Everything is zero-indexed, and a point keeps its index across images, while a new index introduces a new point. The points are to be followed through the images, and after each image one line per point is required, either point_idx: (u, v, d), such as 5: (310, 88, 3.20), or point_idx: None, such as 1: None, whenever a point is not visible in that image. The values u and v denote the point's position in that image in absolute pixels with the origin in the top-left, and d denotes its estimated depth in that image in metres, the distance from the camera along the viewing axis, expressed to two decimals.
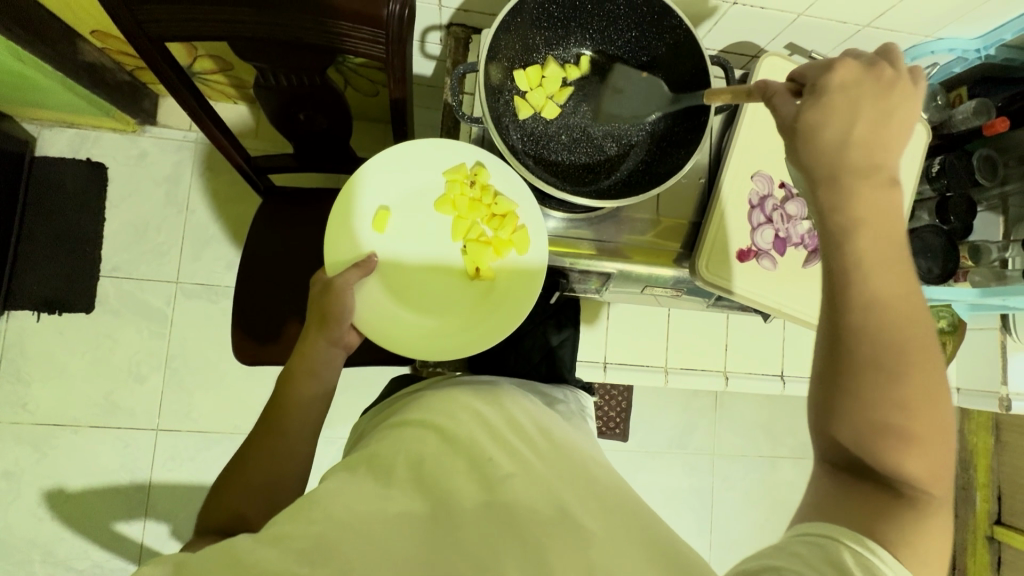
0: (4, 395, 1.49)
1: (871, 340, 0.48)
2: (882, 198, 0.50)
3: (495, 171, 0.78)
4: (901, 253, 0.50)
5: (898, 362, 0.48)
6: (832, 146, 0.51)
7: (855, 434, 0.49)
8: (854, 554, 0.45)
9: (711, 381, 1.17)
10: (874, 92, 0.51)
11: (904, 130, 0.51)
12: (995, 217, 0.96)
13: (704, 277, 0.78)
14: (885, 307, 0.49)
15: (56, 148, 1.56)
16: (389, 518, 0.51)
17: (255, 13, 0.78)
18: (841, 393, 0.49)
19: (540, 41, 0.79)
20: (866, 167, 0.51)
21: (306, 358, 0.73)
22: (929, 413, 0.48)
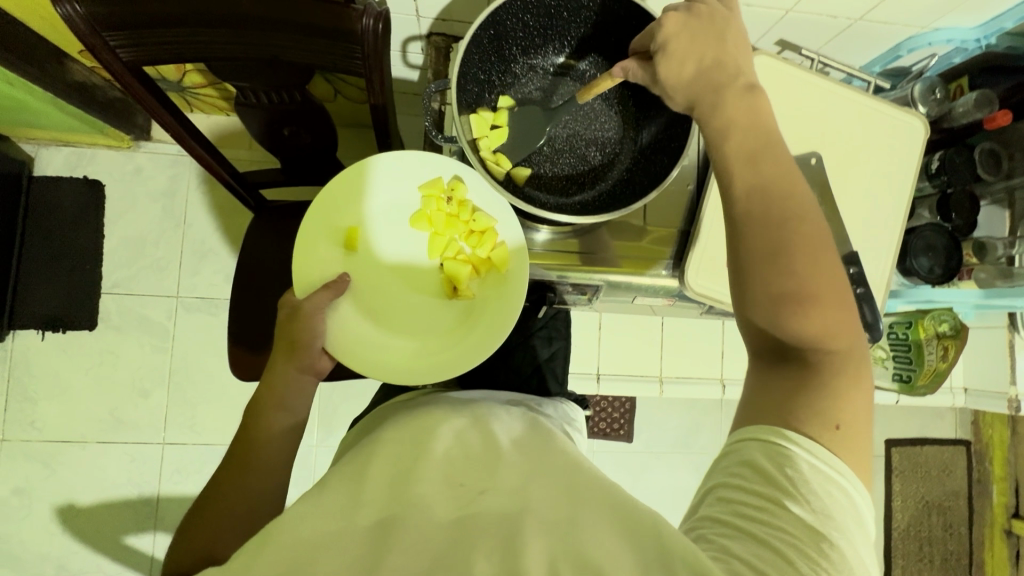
0: (14, 413, 1.52)
1: (759, 223, 0.55)
2: (744, 103, 0.58)
3: (473, 187, 0.77)
4: (772, 147, 0.58)
5: (786, 243, 0.54)
6: (688, 85, 0.60)
7: (764, 314, 0.54)
8: (768, 450, 0.51)
9: (708, 389, 1.16)
10: (703, 30, 0.59)
11: (737, 51, 0.60)
12: (1000, 212, 0.94)
13: (695, 289, 0.78)
14: (764, 192, 0.55)
15: (53, 167, 1.57)
16: (348, 534, 0.50)
17: (229, 34, 0.76)
18: (745, 277, 0.55)
19: (516, 51, 0.77)
20: (722, 83, 0.59)
21: (275, 390, 0.71)
22: (822, 279, 0.54)
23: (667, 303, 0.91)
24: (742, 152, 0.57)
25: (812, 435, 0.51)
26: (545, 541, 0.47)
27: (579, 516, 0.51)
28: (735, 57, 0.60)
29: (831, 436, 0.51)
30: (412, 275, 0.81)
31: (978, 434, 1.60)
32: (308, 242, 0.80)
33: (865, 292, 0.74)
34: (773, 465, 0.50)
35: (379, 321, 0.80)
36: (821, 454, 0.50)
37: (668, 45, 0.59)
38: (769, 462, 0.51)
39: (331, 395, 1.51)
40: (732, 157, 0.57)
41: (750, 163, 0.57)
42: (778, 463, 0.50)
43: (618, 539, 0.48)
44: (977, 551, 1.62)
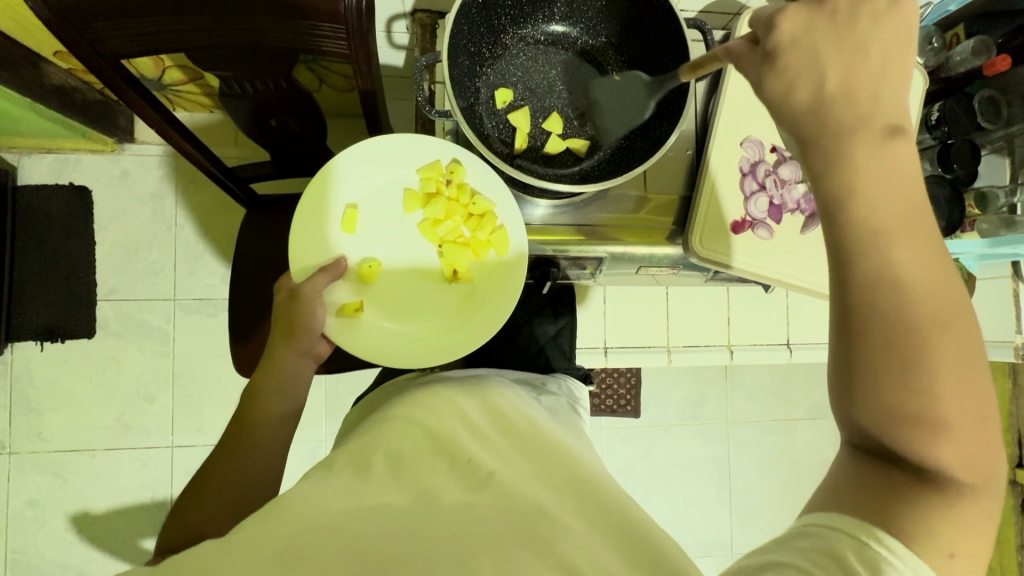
0: (19, 426, 1.51)
1: (883, 310, 0.44)
2: (882, 158, 0.45)
3: (471, 169, 0.77)
4: (915, 218, 0.45)
5: (911, 331, 0.44)
6: (806, 112, 0.47)
7: (875, 415, 0.44)
8: (859, 551, 0.43)
9: (714, 358, 1.16)
10: (830, 32, 0.47)
11: (892, 65, 0.46)
12: (1000, 159, 0.93)
13: (697, 252, 0.76)
14: (898, 277, 0.44)
15: (37, 175, 1.54)
16: (365, 511, 0.51)
17: (208, 20, 0.74)
18: (856, 373, 0.45)
19: (506, 21, 0.76)
20: (856, 120, 0.46)
21: (274, 372, 0.75)
22: (959, 394, 0.43)
23: (671, 272, 0.90)
24: (876, 224, 0.45)
25: (918, 554, 0.42)
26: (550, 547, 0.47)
27: (600, 521, 0.52)
28: (874, 80, 0.46)
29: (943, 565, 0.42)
30: (410, 259, 0.81)
31: None
32: (303, 220, 0.79)
33: None
34: (859, 568, 0.42)
35: (385, 307, 0.80)
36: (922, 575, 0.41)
37: (776, 54, 0.48)
38: (857, 567, 0.42)
39: (337, 387, 1.51)
40: (860, 229, 0.45)
41: (879, 242, 0.45)
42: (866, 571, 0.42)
43: (618, 552, 0.48)
44: None
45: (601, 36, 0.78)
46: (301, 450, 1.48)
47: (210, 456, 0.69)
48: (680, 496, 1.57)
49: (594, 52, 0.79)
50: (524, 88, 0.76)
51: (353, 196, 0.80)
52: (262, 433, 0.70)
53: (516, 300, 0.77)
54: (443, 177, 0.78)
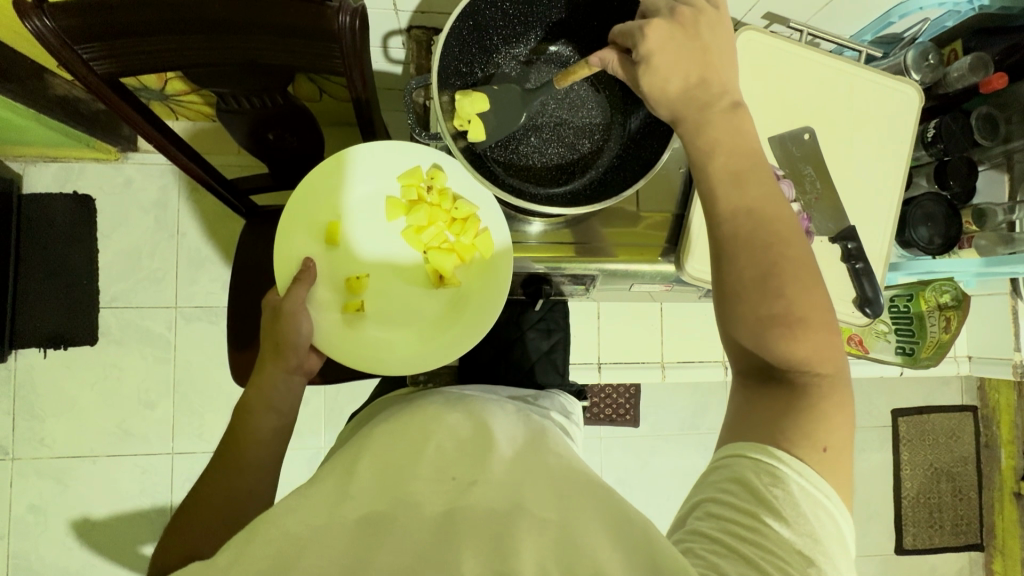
0: (22, 432, 1.53)
1: (743, 239, 0.56)
2: (729, 122, 0.58)
3: (452, 174, 0.78)
4: (757, 168, 0.58)
5: (765, 254, 0.55)
6: (676, 99, 0.59)
7: (750, 327, 0.55)
8: (757, 466, 0.51)
9: (710, 372, 1.16)
10: (686, 39, 0.58)
11: (725, 58, 0.59)
12: (999, 175, 0.93)
13: (690, 273, 0.77)
14: (750, 211, 0.57)
15: (42, 184, 1.55)
16: (345, 526, 0.50)
17: (203, 40, 0.74)
18: (731, 297, 0.56)
19: (498, 40, 0.76)
20: (709, 100, 0.58)
21: (263, 390, 0.74)
22: (807, 297, 0.55)
23: (665, 289, 0.90)
24: (728, 171, 0.58)
25: (798, 455, 0.51)
26: (535, 551, 0.47)
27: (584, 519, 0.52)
28: (719, 70, 0.59)
29: (817, 458, 0.51)
30: (398, 267, 0.81)
31: (983, 399, 1.60)
32: (289, 234, 0.80)
33: (864, 266, 0.75)
34: (761, 481, 0.50)
35: (378, 320, 0.80)
36: (804, 471, 0.51)
37: (651, 57, 0.58)
38: (758, 479, 0.50)
39: (336, 395, 1.52)
40: (719, 178, 0.58)
41: (737, 185, 0.57)
42: (766, 482, 0.50)
43: (608, 549, 0.48)
44: (987, 514, 1.64)
45: (593, 55, 0.78)
46: (298, 458, 1.49)
47: (202, 476, 0.69)
48: (680, 508, 1.57)
49: None
50: None
51: (339, 206, 0.80)
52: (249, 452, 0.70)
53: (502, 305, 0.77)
54: (422, 183, 0.79)
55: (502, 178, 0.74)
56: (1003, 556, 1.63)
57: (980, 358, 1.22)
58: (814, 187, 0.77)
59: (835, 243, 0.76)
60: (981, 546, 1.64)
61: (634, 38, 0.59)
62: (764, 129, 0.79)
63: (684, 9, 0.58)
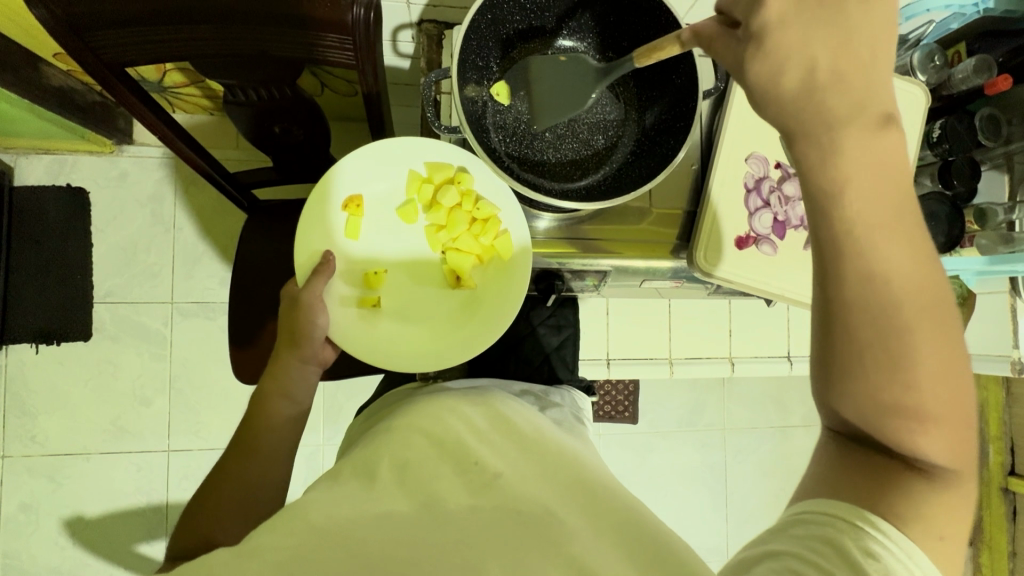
0: (13, 430, 1.50)
1: (873, 306, 0.45)
2: (873, 150, 0.45)
3: (477, 177, 0.78)
4: (900, 206, 0.46)
5: (893, 324, 0.45)
6: (793, 98, 0.46)
7: (863, 410, 0.47)
8: (853, 535, 0.45)
9: (714, 369, 1.16)
10: (821, 16, 0.45)
11: (879, 53, 0.45)
12: (999, 176, 0.94)
13: (703, 267, 0.76)
14: (885, 276, 0.45)
15: (34, 176, 1.52)
16: (370, 521, 0.50)
17: (214, 30, 0.73)
18: (850, 373, 0.46)
19: (514, 35, 0.76)
20: (849, 110, 0.45)
21: (279, 379, 0.74)
22: (942, 385, 0.46)
23: (675, 285, 0.91)
24: (861, 216, 0.45)
25: (911, 538, 0.45)
26: (560, 549, 0.48)
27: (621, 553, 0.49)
28: (863, 67, 0.45)
29: (933, 548, 0.45)
30: (414, 265, 0.81)
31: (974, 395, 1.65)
32: (306, 227, 0.79)
33: None
34: (856, 551, 0.44)
35: (392, 314, 0.79)
36: (915, 555, 0.44)
37: (765, 35, 0.46)
38: (854, 550, 0.44)
39: (337, 392, 1.51)
40: (851, 225, 0.45)
41: (870, 236, 0.45)
42: (862, 555, 0.44)
43: (624, 552, 0.49)
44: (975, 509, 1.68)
45: (606, 51, 0.79)
46: (299, 455, 1.48)
47: (220, 460, 0.69)
48: (678, 504, 1.58)
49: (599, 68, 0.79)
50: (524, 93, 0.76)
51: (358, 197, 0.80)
52: (262, 440, 0.70)
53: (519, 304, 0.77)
54: (449, 183, 0.79)
55: (520, 172, 0.73)
56: (990, 550, 1.67)
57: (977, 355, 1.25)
58: None
59: None
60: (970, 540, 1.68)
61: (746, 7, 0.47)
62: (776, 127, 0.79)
63: None
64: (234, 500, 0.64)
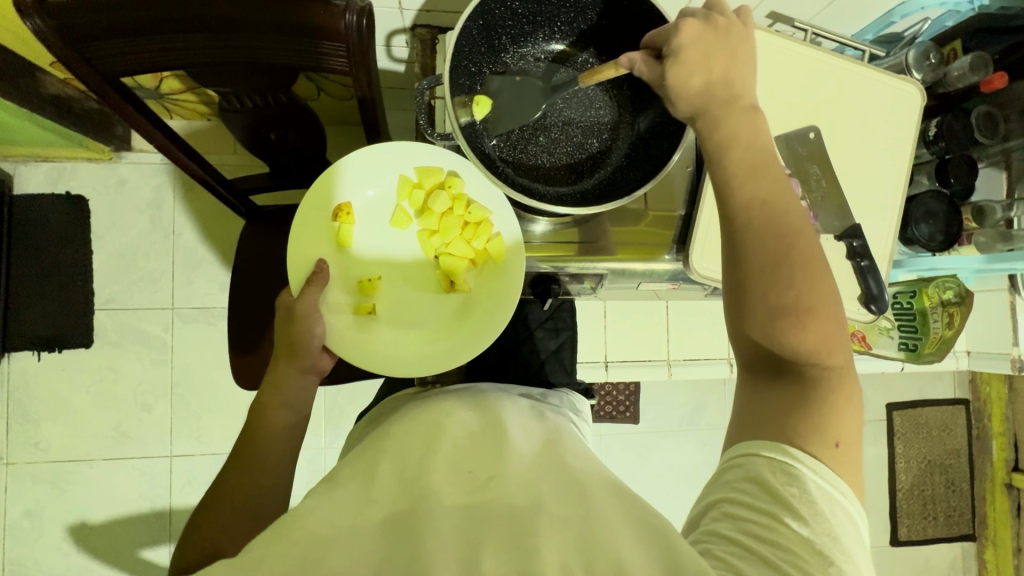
0: (16, 437, 1.50)
1: (759, 234, 0.56)
2: (747, 121, 0.59)
3: (468, 180, 0.78)
4: (771, 164, 0.59)
5: (778, 248, 0.56)
6: (696, 91, 0.59)
7: (762, 317, 0.55)
8: (775, 469, 0.52)
9: (713, 370, 1.16)
10: (716, 41, 0.59)
11: (748, 61, 0.60)
12: (998, 173, 0.94)
13: (699, 271, 0.78)
14: (763, 209, 0.57)
15: (34, 185, 1.53)
16: (368, 529, 0.50)
17: (208, 38, 0.73)
18: (747, 289, 0.56)
19: (506, 40, 0.75)
20: (730, 95, 0.59)
21: (279, 390, 0.73)
22: (818, 290, 0.55)
23: (671, 287, 0.91)
24: (744, 164, 0.58)
25: (812, 453, 0.52)
26: (559, 538, 0.48)
27: (586, 513, 0.51)
28: (741, 72, 0.59)
29: (828, 451, 0.53)
30: (409, 270, 0.82)
31: (976, 392, 1.65)
32: (301, 236, 0.79)
33: (869, 265, 0.75)
34: (778, 480, 0.51)
35: (388, 320, 0.80)
36: (818, 468, 0.51)
37: (680, 51, 0.58)
38: (774, 479, 0.51)
39: (338, 397, 1.51)
40: (735, 170, 0.58)
41: (750, 177, 0.58)
42: (782, 482, 0.51)
43: (638, 551, 0.47)
44: (978, 505, 1.68)
45: (600, 54, 0.78)
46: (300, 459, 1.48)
47: (219, 473, 0.68)
48: (680, 505, 1.58)
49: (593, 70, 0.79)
50: None
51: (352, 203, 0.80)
52: (259, 444, 0.70)
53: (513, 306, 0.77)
54: (439, 187, 0.79)
55: (513, 177, 0.73)
56: (994, 547, 1.66)
57: (978, 353, 1.24)
58: (819, 185, 0.77)
59: (841, 241, 0.77)
60: (973, 537, 1.68)
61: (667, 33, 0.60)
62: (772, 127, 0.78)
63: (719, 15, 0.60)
64: (232, 509, 0.64)
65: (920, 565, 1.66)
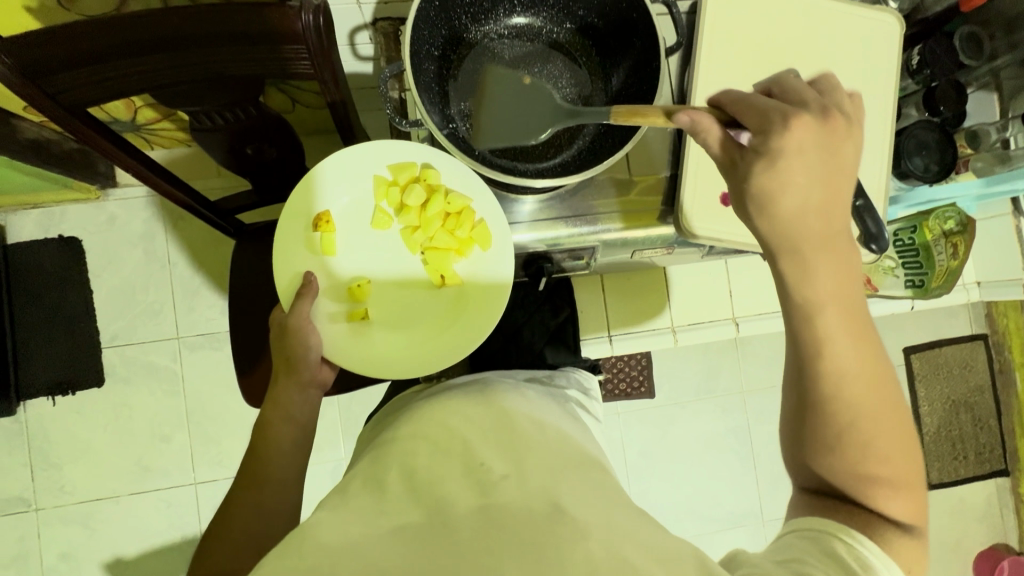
0: (41, 482, 1.52)
1: (844, 394, 0.54)
2: (840, 267, 0.55)
3: (444, 170, 0.77)
4: (861, 308, 0.56)
5: (860, 403, 0.54)
6: (789, 216, 0.54)
7: (843, 478, 0.55)
8: (845, 544, 0.51)
9: (720, 332, 1.15)
10: (822, 153, 0.54)
11: (846, 190, 0.55)
12: (988, 95, 0.93)
13: (695, 232, 0.75)
14: (852, 368, 0.54)
15: (25, 232, 1.54)
16: (384, 536, 0.50)
17: (167, 58, 0.72)
18: (829, 442, 0.55)
19: (466, 19, 0.74)
20: (826, 235, 0.54)
21: (280, 405, 0.73)
22: (896, 447, 0.55)
23: (666, 251, 0.89)
24: (839, 321, 0.54)
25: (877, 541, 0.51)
26: (583, 542, 0.47)
27: (612, 523, 0.51)
28: (836, 205, 0.55)
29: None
30: (398, 274, 0.81)
31: (994, 325, 1.62)
32: (284, 252, 0.79)
33: (865, 203, 0.73)
34: (848, 556, 0.50)
35: (384, 324, 0.80)
36: (890, 563, 0.50)
37: (782, 157, 0.53)
38: (846, 556, 0.50)
39: (351, 405, 1.51)
40: (829, 324, 0.54)
41: (842, 334, 0.54)
42: (854, 558, 0.50)
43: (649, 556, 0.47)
44: (1008, 439, 1.66)
45: (564, 22, 0.76)
46: (322, 471, 1.49)
47: (228, 494, 0.68)
48: (707, 473, 1.57)
49: (560, 40, 0.77)
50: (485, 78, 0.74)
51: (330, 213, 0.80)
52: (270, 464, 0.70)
53: (504, 303, 0.77)
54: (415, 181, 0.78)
55: (492, 158, 0.72)
56: None
57: (988, 282, 1.20)
58: None
59: None
60: (1007, 472, 1.66)
61: (771, 127, 0.54)
62: (748, 75, 0.76)
63: (834, 117, 0.55)
64: (246, 530, 0.63)
65: (955, 506, 1.64)
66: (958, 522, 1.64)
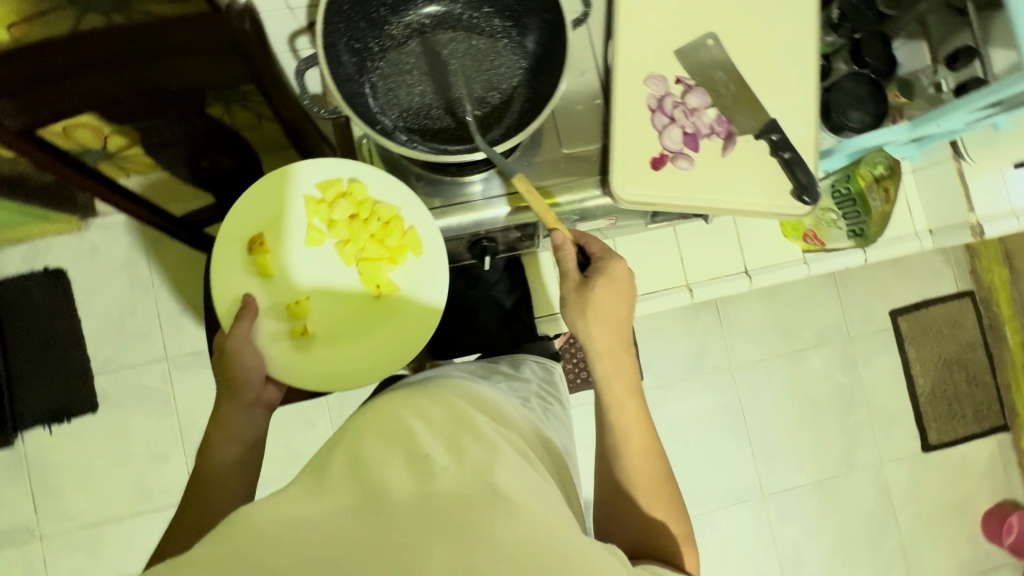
0: (44, 510, 1.55)
1: (619, 426, 0.74)
2: (615, 340, 0.77)
3: (370, 182, 0.81)
4: (630, 370, 0.77)
5: (628, 433, 0.73)
6: (596, 310, 0.76)
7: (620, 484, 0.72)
8: None
9: (674, 298, 1.19)
10: (619, 283, 0.77)
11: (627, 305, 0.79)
12: (918, 44, 0.94)
13: (626, 197, 0.75)
14: (624, 410, 0.75)
15: (12, 267, 1.58)
16: (320, 521, 0.48)
17: (105, 77, 0.76)
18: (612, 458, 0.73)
19: (385, 12, 0.77)
20: (614, 324, 0.77)
21: (225, 425, 0.76)
22: (652, 473, 0.72)
23: (611, 222, 0.91)
24: (618, 377, 0.76)
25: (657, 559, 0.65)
26: (514, 537, 0.48)
27: (544, 528, 0.51)
28: (622, 308, 0.78)
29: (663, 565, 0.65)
30: (337, 287, 0.84)
31: (980, 281, 1.63)
32: (224, 274, 0.82)
33: (794, 155, 0.75)
34: None
35: (326, 337, 0.83)
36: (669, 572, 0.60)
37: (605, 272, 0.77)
38: None
39: (341, 412, 1.52)
40: (608, 376, 0.75)
41: (617, 387, 0.75)
42: None
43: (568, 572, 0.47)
44: (1005, 394, 1.65)
45: (482, 6, 0.78)
46: None
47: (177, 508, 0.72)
48: (701, 451, 1.57)
49: (481, 23, 0.78)
50: (409, 67, 0.77)
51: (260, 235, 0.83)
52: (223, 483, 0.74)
53: (438, 320, 0.83)
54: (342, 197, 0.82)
55: (419, 146, 0.73)
56: None
57: (940, 228, 1.20)
58: (728, 89, 0.78)
59: (761, 139, 0.77)
60: (1007, 427, 1.65)
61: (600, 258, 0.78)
62: (670, 42, 0.79)
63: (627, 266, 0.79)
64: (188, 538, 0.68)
65: (957, 466, 1.62)
66: (961, 481, 1.63)
